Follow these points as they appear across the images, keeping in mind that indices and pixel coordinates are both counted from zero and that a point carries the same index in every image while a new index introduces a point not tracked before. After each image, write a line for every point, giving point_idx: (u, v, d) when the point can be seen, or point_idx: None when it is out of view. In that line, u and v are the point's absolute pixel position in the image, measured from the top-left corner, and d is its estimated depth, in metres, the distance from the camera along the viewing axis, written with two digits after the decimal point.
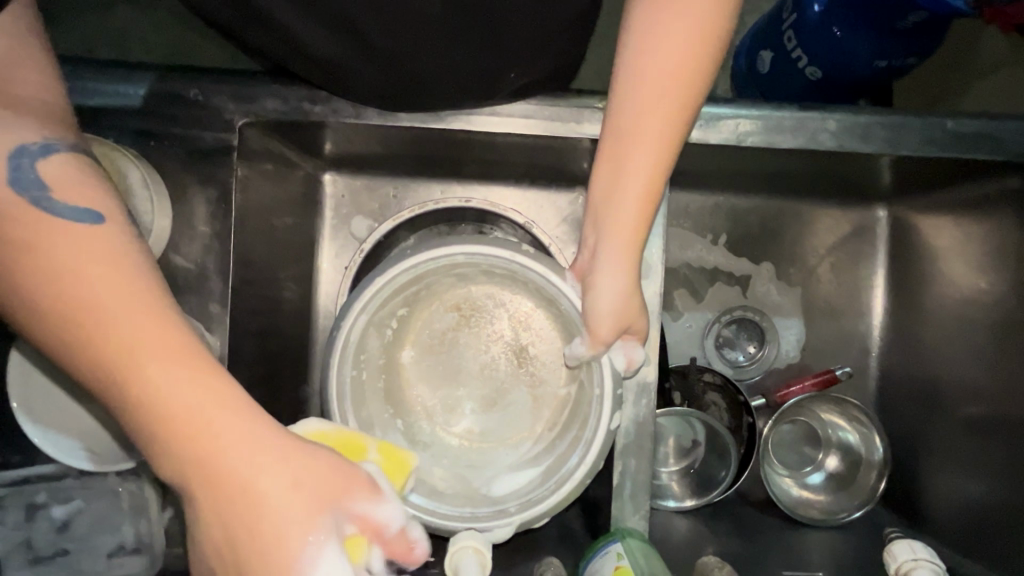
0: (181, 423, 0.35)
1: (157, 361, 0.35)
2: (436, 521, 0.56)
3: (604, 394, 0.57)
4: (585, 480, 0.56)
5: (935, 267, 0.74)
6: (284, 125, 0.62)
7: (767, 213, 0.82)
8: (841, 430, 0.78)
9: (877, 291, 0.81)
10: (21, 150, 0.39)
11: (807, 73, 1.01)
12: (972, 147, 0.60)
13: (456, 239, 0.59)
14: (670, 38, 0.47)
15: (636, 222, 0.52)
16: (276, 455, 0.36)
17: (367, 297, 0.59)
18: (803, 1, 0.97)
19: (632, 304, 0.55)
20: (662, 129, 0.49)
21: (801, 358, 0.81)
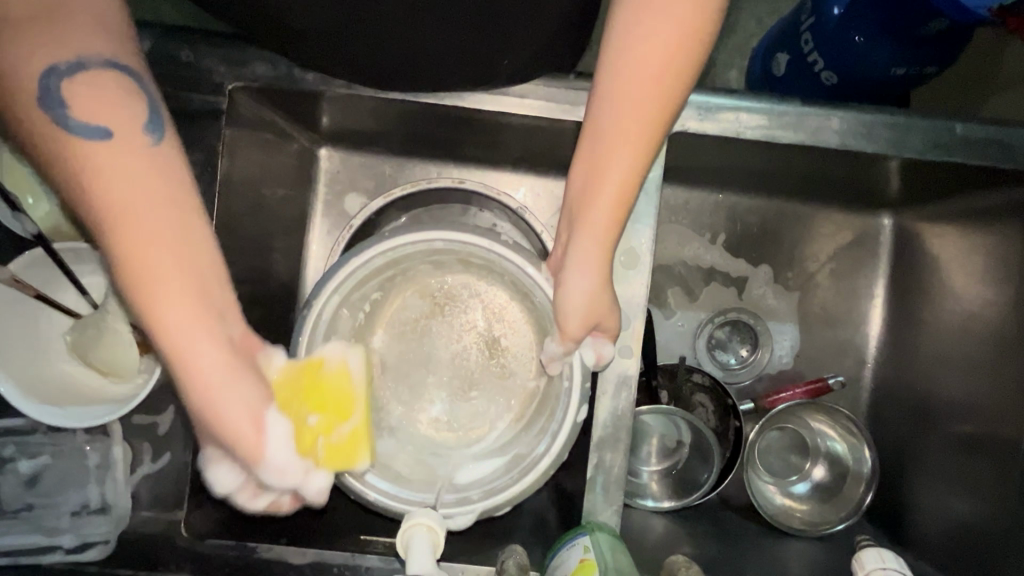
0: (165, 337, 0.39)
1: (167, 295, 0.38)
2: (398, 504, 0.56)
3: (573, 388, 0.56)
4: (548, 471, 0.55)
5: (936, 278, 0.72)
6: (276, 93, 0.62)
7: (768, 215, 0.80)
8: (829, 440, 0.77)
9: (876, 301, 0.79)
10: (51, 69, 0.39)
11: (822, 77, 0.98)
12: (979, 154, 0.59)
13: (433, 226, 0.58)
14: (654, 34, 0.46)
15: (610, 222, 0.51)
16: (231, 386, 0.40)
17: (342, 275, 0.58)
18: (822, 4, 0.94)
19: (606, 302, 0.53)
20: (638, 128, 0.48)
21: (793, 365, 0.80)
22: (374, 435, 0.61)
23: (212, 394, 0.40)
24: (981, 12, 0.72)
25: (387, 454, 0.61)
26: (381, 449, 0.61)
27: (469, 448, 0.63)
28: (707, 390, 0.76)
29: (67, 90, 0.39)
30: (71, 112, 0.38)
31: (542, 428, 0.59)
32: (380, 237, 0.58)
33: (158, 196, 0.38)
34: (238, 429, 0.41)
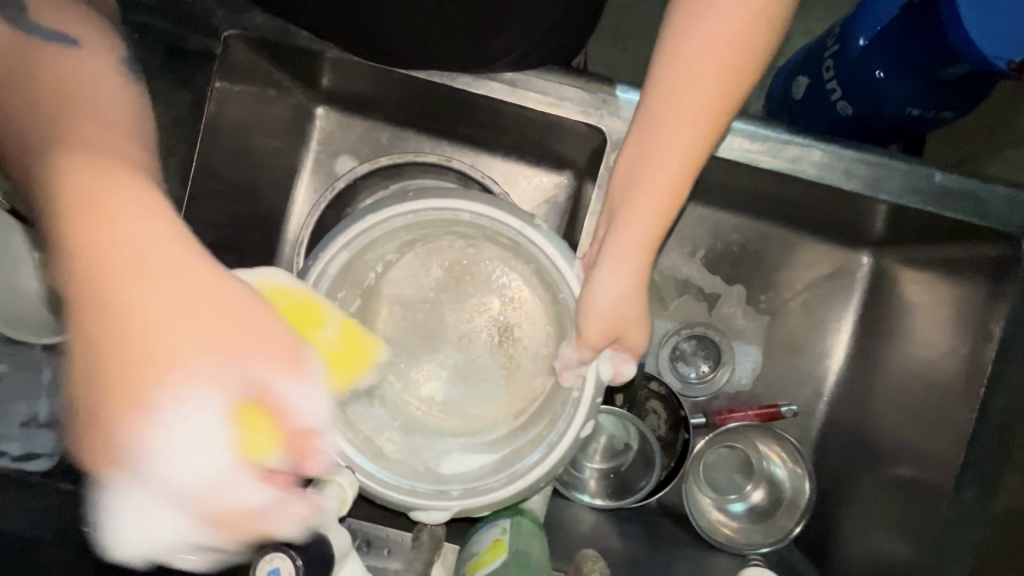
0: (103, 229, 0.30)
1: (101, 166, 0.32)
2: (374, 487, 0.56)
3: (583, 400, 0.56)
4: (539, 482, 0.55)
5: (902, 322, 0.73)
6: (274, 46, 0.63)
7: (752, 237, 0.80)
8: (772, 464, 0.78)
9: (841, 336, 0.79)
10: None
11: (838, 107, 0.98)
12: (958, 206, 0.59)
13: (460, 196, 0.58)
14: (706, 47, 0.47)
15: (651, 230, 0.52)
16: (186, 276, 0.30)
17: (358, 230, 0.58)
18: (848, 33, 0.93)
19: (639, 312, 0.55)
20: (687, 141, 0.49)
21: (751, 387, 0.81)
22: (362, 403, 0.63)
23: (173, 283, 0.30)
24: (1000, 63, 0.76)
25: (372, 426, 0.62)
26: (367, 421, 0.62)
27: (462, 434, 0.65)
28: (663, 401, 0.77)
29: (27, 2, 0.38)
30: (36, 19, 0.37)
31: (543, 433, 0.58)
32: (401, 199, 0.58)
33: (128, 103, 0.37)
34: (238, 318, 0.31)
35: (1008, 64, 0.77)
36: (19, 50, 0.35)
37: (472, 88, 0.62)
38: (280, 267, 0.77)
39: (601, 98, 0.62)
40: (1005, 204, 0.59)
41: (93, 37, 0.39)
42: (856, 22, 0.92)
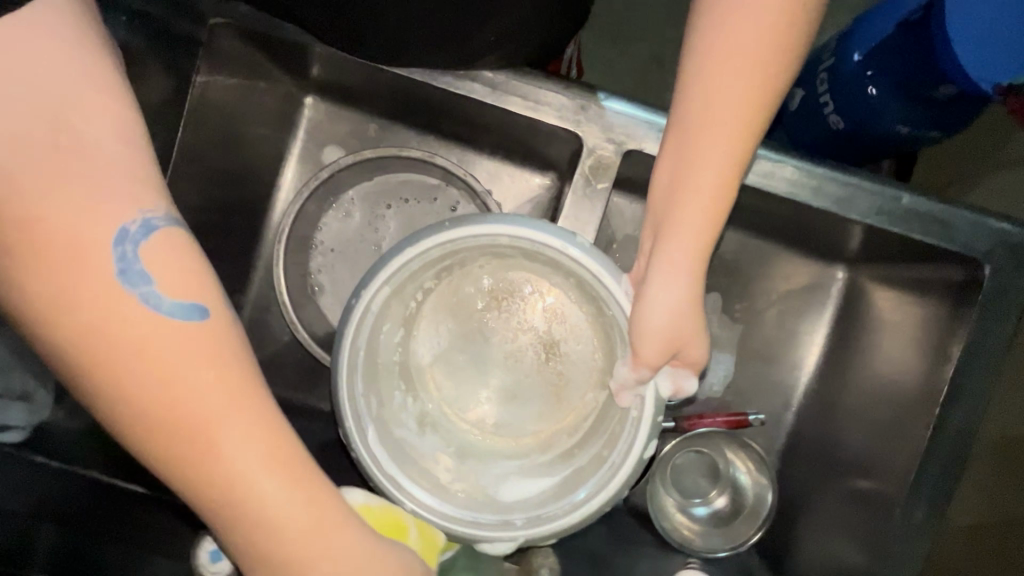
0: (183, 425, 0.35)
1: (155, 352, 0.35)
2: (440, 520, 0.58)
3: (644, 417, 0.57)
4: (604, 505, 0.56)
5: (870, 338, 0.75)
6: (262, 35, 0.65)
7: (730, 247, 0.80)
8: (736, 470, 0.79)
9: (815, 348, 0.80)
10: (125, 234, 0.36)
11: (830, 121, 0.98)
12: (924, 228, 0.60)
13: (500, 221, 0.58)
14: (738, 58, 0.48)
15: (700, 238, 0.52)
16: (252, 445, 0.37)
17: (397, 265, 0.59)
18: (844, 48, 0.94)
19: (696, 321, 0.56)
20: (729, 150, 0.51)
21: (722, 395, 0.82)
22: (417, 432, 0.67)
23: (249, 460, 0.37)
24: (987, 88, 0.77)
25: (429, 454, 0.66)
26: (422, 450, 0.66)
27: (515, 457, 0.69)
28: None
29: (147, 261, 0.36)
30: (160, 290, 0.36)
31: (604, 454, 0.61)
32: (439, 230, 0.59)
33: (248, 385, 0.37)
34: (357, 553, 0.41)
35: (994, 88, 0.77)
36: (140, 337, 0.35)
37: (453, 88, 0.63)
38: (262, 252, 0.78)
39: (581, 105, 0.62)
40: (970, 228, 0.61)
41: (209, 289, 0.39)
42: (852, 39, 0.93)
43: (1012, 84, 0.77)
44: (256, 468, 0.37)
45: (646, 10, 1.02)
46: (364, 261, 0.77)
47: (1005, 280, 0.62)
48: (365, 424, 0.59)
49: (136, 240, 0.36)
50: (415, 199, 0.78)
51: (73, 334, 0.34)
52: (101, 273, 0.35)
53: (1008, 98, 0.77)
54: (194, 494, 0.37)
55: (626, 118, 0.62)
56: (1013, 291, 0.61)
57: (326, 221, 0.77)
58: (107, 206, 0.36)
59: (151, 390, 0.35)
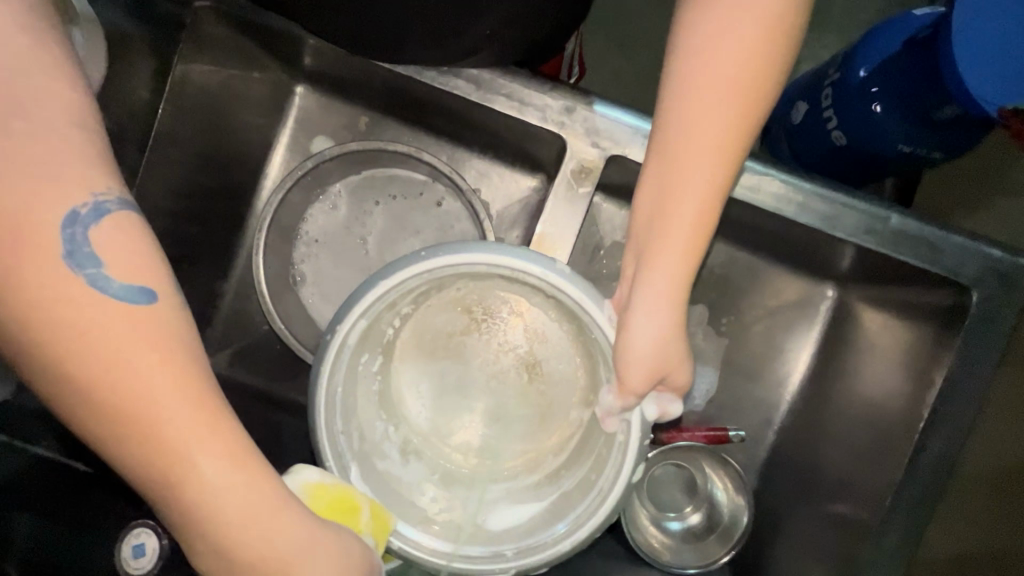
0: (124, 414, 0.34)
1: (95, 339, 0.34)
2: (428, 559, 0.56)
3: (631, 443, 0.56)
4: (597, 532, 0.55)
5: (856, 358, 0.74)
6: (248, 24, 0.65)
7: (720, 259, 0.79)
8: (714, 487, 0.78)
9: (799, 366, 0.78)
10: (74, 217, 0.35)
11: (833, 136, 0.97)
12: (913, 250, 0.59)
13: (477, 248, 0.56)
14: (719, 78, 0.48)
15: (683, 263, 0.51)
16: (199, 432, 0.36)
17: (372, 298, 0.56)
18: (851, 62, 0.92)
19: (681, 346, 0.54)
20: (713, 171, 0.49)
21: (704, 409, 0.80)
22: (401, 461, 0.66)
23: (195, 448, 0.36)
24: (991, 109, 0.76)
25: (412, 484, 0.65)
26: (407, 480, 0.65)
27: (502, 480, 0.68)
28: None
29: (97, 245, 0.36)
30: (108, 273, 0.36)
31: (592, 477, 0.60)
32: (413, 260, 0.56)
33: (193, 374, 0.36)
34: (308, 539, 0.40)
35: (999, 110, 0.76)
36: (84, 322, 0.34)
37: (436, 83, 0.62)
38: (246, 240, 0.78)
39: (568, 107, 0.61)
40: (959, 252, 0.59)
41: (160, 274, 0.38)
42: (858, 55, 0.92)
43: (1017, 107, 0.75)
44: (203, 461, 0.36)
45: (648, 16, 1.01)
46: (346, 255, 0.76)
47: (992, 308, 0.60)
48: (345, 460, 0.57)
49: (85, 223, 0.36)
50: (401, 195, 0.77)
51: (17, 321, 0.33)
52: (46, 258, 0.34)
53: (1012, 121, 0.75)
54: (142, 481, 0.36)
55: (612, 122, 0.61)
56: (1001, 319, 0.60)
57: (311, 212, 0.76)
58: (58, 190, 0.35)
59: (91, 377, 0.34)
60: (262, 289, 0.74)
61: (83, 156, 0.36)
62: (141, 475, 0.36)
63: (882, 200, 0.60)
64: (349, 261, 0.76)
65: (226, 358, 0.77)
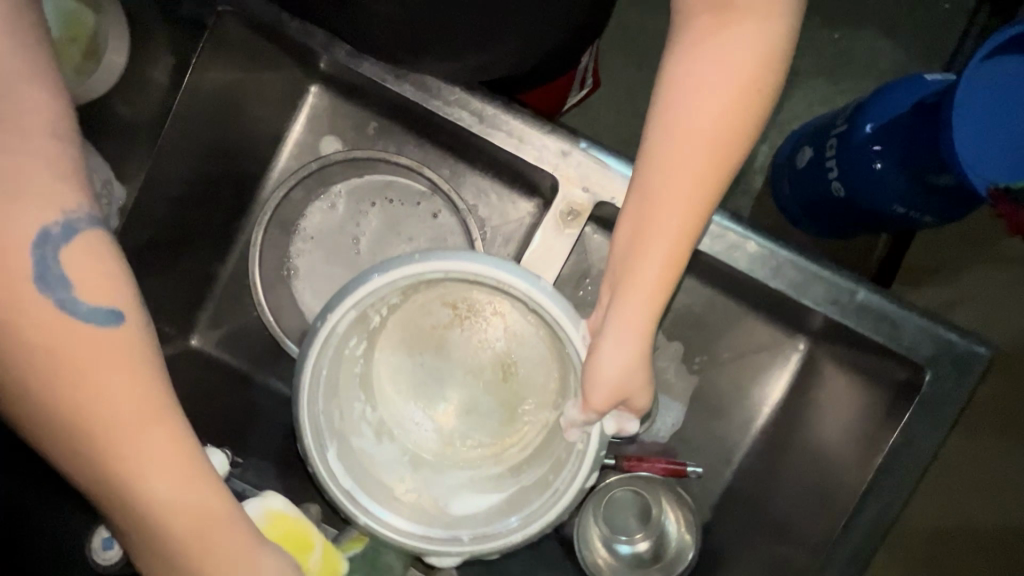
0: (80, 422, 0.39)
1: (57, 354, 0.39)
2: (388, 535, 0.61)
3: (587, 452, 0.59)
4: (549, 526, 0.59)
5: (811, 413, 0.77)
6: (264, 26, 0.68)
7: (699, 301, 0.81)
8: (667, 520, 0.80)
9: (764, 411, 0.81)
10: (45, 235, 0.40)
11: (832, 186, 0.98)
12: (872, 324, 0.63)
13: (466, 254, 0.59)
14: (702, 129, 0.50)
15: (654, 300, 0.53)
16: (147, 441, 0.40)
17: (366, 292, 0.59)
18: (857, 116, 0.93)
19: (645, 372, 0.56)
20: (690, 215, 0.51)
21: (668, 441, 0.84)
22: (375, 440, 0.69)
23: (142, 457, 0.40)
24: (981, 187, 0.76)
25: (384, 463, 0.68)
26: (380, 460, 0.68)
27: (467, 467, 0.70)
28: None
29: (66, 267, 0.41)
30: (75, 297, 0.41)
31: (549, 478, 0.63)
32: (409, 261, 0.59)
33: (145, 388, 0.40)
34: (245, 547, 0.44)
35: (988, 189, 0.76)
36: (47, 342, 0.39)
37: (440, 113, 0.64)
38: (247, 229, 0.81)
39: (563, 150, 0.63)
40: (916, 332, 0.63)
41: (123, 293, 0.43)
42: (866, 109, 0.92)
43: (1007, 188, 0.76)
44: (147, 467, 0.40)
45: None
46: (339, 253, 0.79)
47: (943, 390, 0.63)
48: (324, 440, 0.61)
49: (53, 245, 0.41)
50: (400, 201, 0.79)
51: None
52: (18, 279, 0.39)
53: (1000, 201, 0.76)
54: (100, 493, 0.41)
55: (605, 169, 0.63)
56: (949, 400, 0.63)
57: (311, 210, 0.79)
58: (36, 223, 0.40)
59: (52, 395, 0.38)
60: (258, 281, 0.78)
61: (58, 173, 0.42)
62: (93, 479, 0.40)
63: (850, 272, 0.63)
64: (341, 260, 0.79)
65: (214, 338, 0.81)
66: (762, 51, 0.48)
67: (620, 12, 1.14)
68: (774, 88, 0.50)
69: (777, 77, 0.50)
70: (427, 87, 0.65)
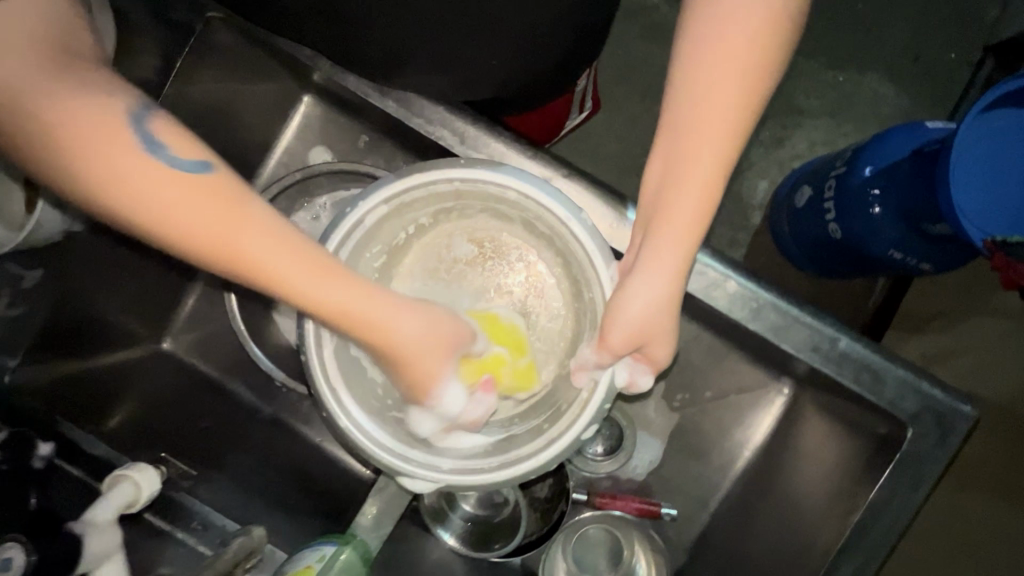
0: (200, 230, 0.43)
1: (140, 170, 0.42)
2: (365, 443, 0.55)
3: (591, 401, 0.55)
4: (531, 474, 0.54)
5: (791, 460, 0.74)
6: (253, 34, 0.68)
7: (683, 336, 0.78)
8: (637, 564, 0.74)
9: (743, 455, 0.79)
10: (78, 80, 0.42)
11: (830, 228, 0.96)
12: (850, 374, 0.62)
13: (510, 171, 0.56)
14: (733, 67, 0.48)
15: (688, 235, 0.51)
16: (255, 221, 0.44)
17: (399, 187, 0.57)
18: (858, 158, 0.91)
19: (672, 320, 0.54)
20: (722, 156, 0.49)
21: (644, 480, 0.81)
22: None
23: (261, 240, 0.44)
24: (977, 237, 0.74)
25: None
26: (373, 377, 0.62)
27: None
28: (554, 474, 0.79)
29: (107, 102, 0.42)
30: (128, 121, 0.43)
31: (544, 427, 0.58)
32: (448, 163, 0.56)
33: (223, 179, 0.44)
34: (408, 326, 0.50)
35: (984, 240, 0.74)
36: (131, 168, 0.42)
37: (423, 130, 0.63)
38: None
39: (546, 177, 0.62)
40: (898, 386, 0.62)
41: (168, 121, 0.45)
42: (865, 151, 0.90)
43: (1004, 240, 0.73)
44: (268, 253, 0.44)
45: None
46: None
47: (924, 449, 0.62)
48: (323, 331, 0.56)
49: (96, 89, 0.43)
50: None
51: (96, 192, 0.42)
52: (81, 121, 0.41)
53: (995, 253, 0.73)
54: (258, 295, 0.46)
55: (588, 200, 0.62)
56: (931, 460, 0.61)
57: (294, 219, 0.78)
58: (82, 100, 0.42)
59: (164, 212, 0.42)
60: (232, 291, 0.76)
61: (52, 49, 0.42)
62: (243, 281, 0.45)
63: (831, 320, 0.63)
64: None
65: (187, 342, 0.80)
66: (777, 4, 0.47)
67: (624, 41, 1.14)
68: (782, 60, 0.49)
69: (787, 43, 0.48)
70: (411, 104, 0.63)
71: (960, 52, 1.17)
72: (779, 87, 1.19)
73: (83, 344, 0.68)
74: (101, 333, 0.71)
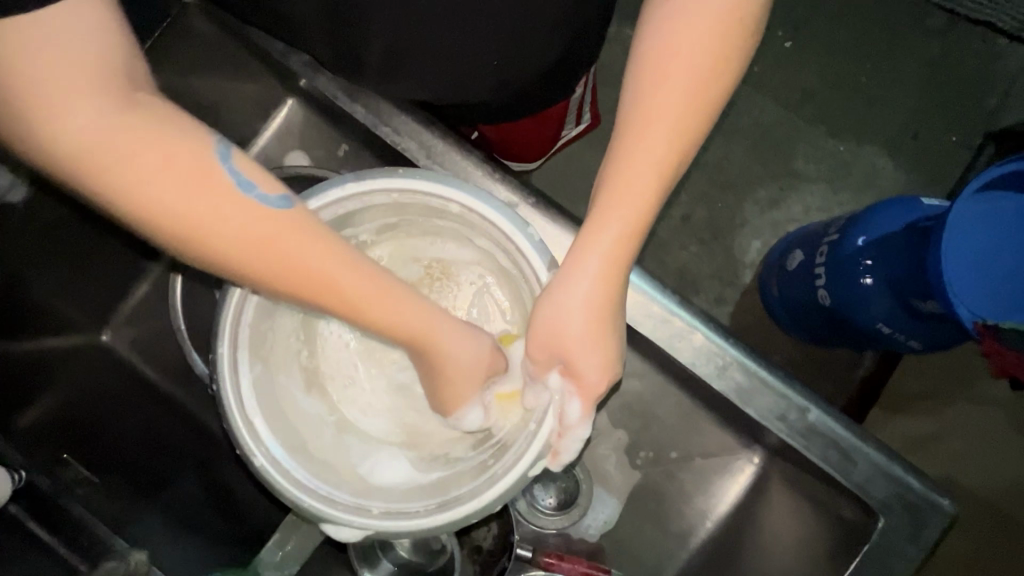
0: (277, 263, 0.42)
1: (208, 211, 0.40)
2: (281, 485, 0.50)
3: (537, 435, 0.50)
4: (471, 517, 0.48)
5: (754, 537, 0.69)
6: (232, 28, 0.67)
7: (650, 389, 0.71)
8: None
9: (705, 526, 0.72)
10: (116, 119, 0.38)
11: (819, 294, 0.92)
12: (817, 449, 0.58)
13: (456, 182, 0.53)
14: (673, 79, 0.45)
15: (621, 245, 0.48)
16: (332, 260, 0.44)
17: (332, 197, 0.53)
18: (851, 227, 0.88)
19: (603, 333, 0.50)
20: (660, 168, 0.47)
21: (597, 541, 0.74)
22: (302, 390, 0.60)
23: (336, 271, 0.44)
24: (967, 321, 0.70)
25: (304, 414, 0.58)
26: (303, 409, 0.59)
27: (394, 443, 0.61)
28: (500, 516, 0.71)
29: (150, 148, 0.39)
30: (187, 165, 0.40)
31: (488, 462, 0.53)
32: (388, 175, 0.53)
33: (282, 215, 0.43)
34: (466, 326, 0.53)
35: (975, 323, 0.70)
36: (198, 215, 0.40)
37: (388, 138, 0.62)
38: None
39: (510, 202, 0.60)
40: (869, 468, 0.57)
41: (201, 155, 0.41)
42: (858, 220, 0.87)
43: (994, 326, 0.69)
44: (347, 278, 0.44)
45: None
46: None
47: (895, 544, 0.56)
48: (240, 356, 0.52)
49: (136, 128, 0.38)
50: None
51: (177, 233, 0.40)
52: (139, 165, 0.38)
53: (986, 337, 0.69)
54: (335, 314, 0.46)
55: (555, 231, 0.59)
56: (900, 556, 0.56)
57: None
58: (162, 128, 0.40)
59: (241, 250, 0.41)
60: (177, 273, 0.71)
61: (120, 69, 0.38)
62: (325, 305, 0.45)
63: (803, 388, 0.59)
64: None
65: (128, 336, 0.76)
66: (728, 23, 0.45)
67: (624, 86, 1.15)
68: (733, 79, 0.47)
69: (738, 61, 0.46)
70: (380, 112, 0.63)
71: (961, 135, 1.17)
72: (779, 148, 1.18)
73: (22, 327, 0.66)
74: (44, 319, 0.68)
